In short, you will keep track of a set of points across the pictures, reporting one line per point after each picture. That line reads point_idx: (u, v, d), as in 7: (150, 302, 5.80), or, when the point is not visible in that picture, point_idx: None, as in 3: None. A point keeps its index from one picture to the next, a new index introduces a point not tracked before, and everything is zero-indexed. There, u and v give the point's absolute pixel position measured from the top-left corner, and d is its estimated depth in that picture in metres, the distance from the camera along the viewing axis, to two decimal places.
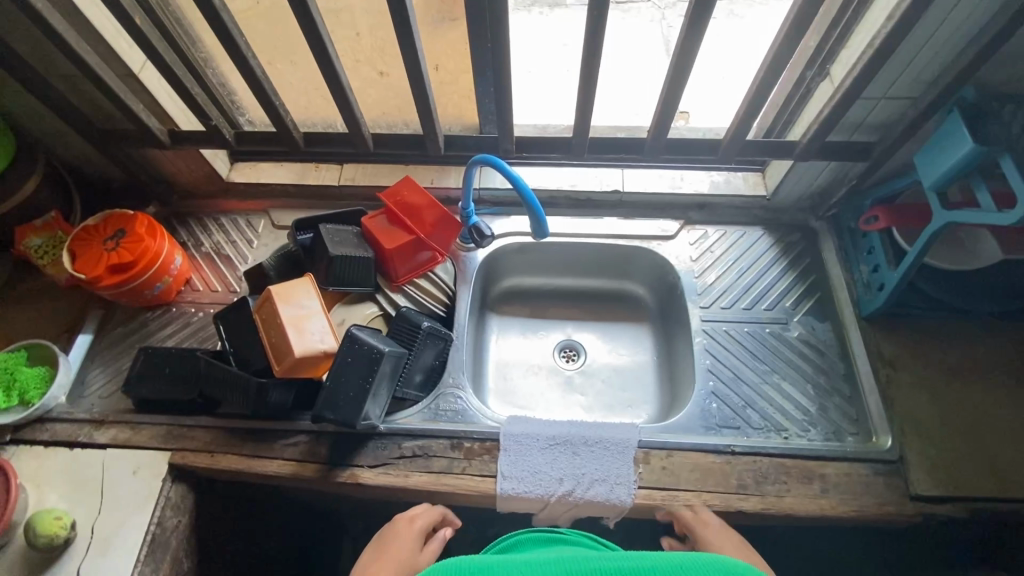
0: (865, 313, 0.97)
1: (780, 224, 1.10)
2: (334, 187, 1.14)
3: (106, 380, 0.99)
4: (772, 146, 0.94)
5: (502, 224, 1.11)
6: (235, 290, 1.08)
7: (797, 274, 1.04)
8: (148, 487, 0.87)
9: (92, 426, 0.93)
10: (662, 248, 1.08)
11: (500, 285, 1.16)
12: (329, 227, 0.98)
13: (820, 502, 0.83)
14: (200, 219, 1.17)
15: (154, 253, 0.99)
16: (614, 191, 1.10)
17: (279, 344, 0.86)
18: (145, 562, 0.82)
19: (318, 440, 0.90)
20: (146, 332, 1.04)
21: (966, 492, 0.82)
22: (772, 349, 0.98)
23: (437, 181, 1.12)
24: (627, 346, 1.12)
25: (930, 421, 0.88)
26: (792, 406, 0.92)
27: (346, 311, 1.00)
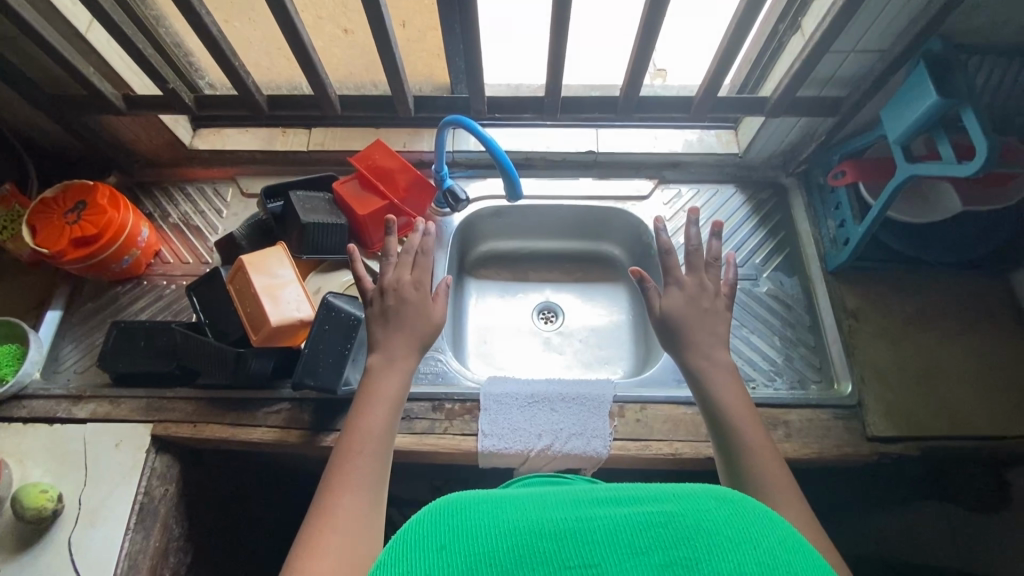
0: (830, 268, 1.00)
1: (752, 182, 1.11)
2: (303, 152, 1.11)
3: (81, 356, 0.98)
4: (743, 102, 0.94)
5: (477, 187, 1.10)
6: (207, 262, 1.06)
7: (766, 231, 1.07)
8: (133, 459, 0.88)
9: (70, 402, 0.92)
10: (636, 207, 1.09)
11: (477, 249, 1.17)
12: (300, 194, 0.97)
13: (784, 446, 0.87)
14: (166, 189, 1.13)
15: (119, 225, 0.96)
16: (589, 151, 1.09)
17: (254, 314, 0.86)
18: (136, 529, 0.84)
19: (300, 406, 0.91)
20: (118, 306, 1.02)
21: (918, 432, 0.88)
22: (742, 305, 1.01)
23: (409, 144, 1.09)
24: (603, 306, 1.14)
25: (887, 367, 0.93)
26: (759, 358, 0.96)
27: (322, 279, 1.00)
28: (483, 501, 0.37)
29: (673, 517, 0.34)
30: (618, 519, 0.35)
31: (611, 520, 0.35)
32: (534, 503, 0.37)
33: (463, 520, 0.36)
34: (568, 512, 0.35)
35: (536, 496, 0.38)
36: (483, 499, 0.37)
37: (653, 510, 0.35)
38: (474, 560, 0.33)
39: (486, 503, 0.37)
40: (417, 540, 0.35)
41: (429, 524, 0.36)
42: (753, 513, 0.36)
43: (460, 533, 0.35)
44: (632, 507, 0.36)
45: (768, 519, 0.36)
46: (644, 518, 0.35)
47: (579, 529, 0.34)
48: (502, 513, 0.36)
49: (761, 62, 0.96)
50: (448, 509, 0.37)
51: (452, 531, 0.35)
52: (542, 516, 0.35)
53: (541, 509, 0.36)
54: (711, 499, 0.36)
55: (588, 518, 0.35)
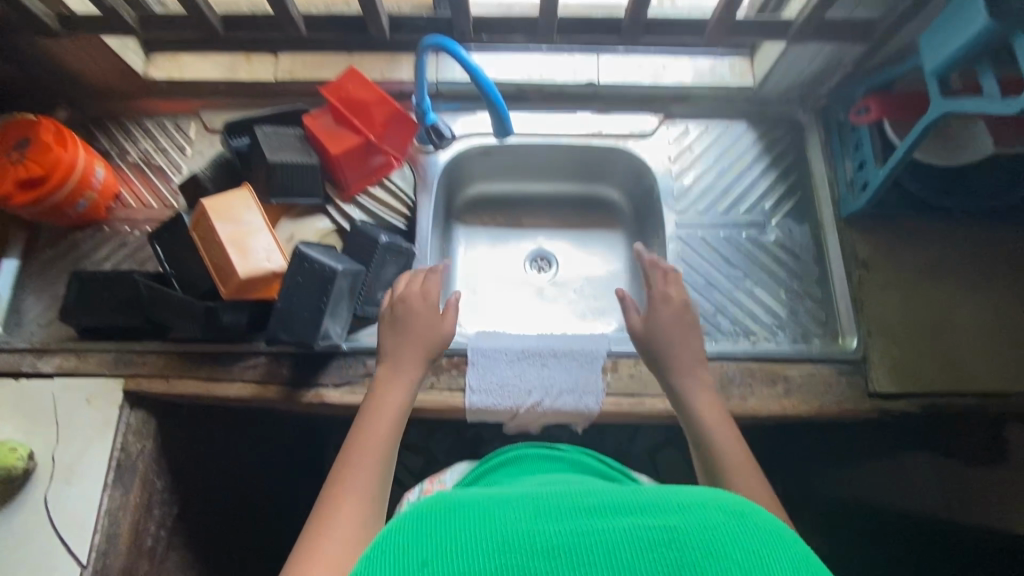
0: (844, 215, 0.93)
1: (766, 119, 1.02)
2: (271, 82, 1.00)
3: (43, 307, 0.92)
4: (764, 25, 0.83)
5: (464, 123, 1.01)
6: (172, 206, 0.98)
7: (779, 173, 0.99)
8: (105, 415, 0.84)
9: (35, 355, 0.88)
10: (639, 147, 1.00)
11: (465, 192, 1.08)
12: (266, 130, 0.87)
13: (783, 403, 0.84)
14: (123, 125, 1.03)
15: (67, 166, 0.87)
16: (588, 82, 0.98)
17: (222, 265, 0.79)
18: (115, 485, 0.82)
19: (278, 361, 0.86)
20: (78, 254, 0.95)
21: (920, 387, 0.84)
22: (747, 254, 0.95)
23: (388, 73, 0.98)
24: (600, 254, 1.08)
25: (896, 321, 0.88)
26: (762, 310, 0.91)
27: (295, 226, 0.92)
28: (479, 508, 0.37)
29: (675, 537, 0.34)
30: (617, 535, 0.34)
31: (611, 536, 0.34)
32: (532, 512, 0.36)
33: (457, 529, 0.35)
34: (567, 525, 0.35)
35: (534, 506, 0.37)
36: (481, 508, 0.37)
37: (654, 526, 0.35)
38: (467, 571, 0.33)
39: (484, 511, 0.37)
40: (408, 544, 0.35)
41: (421, 528, 0.36)
42: (758, 531, 0.35)
43: (452, 542, 0.34)
44: (634, 521, 0.35)
45: (771, 538, 0.35)
46: (644, 535, 0.34)
47: (577, 544, 0.34)
48: (499, 523, 0.35)
49: None
50: (442, 514, 0.37)
51: (445, 540, 0.35)
52: (539, 528, 0.35)
53: (540, 522, 0.35)
54: (714, 514, 0.36)
55: (587, 533, 0.34)
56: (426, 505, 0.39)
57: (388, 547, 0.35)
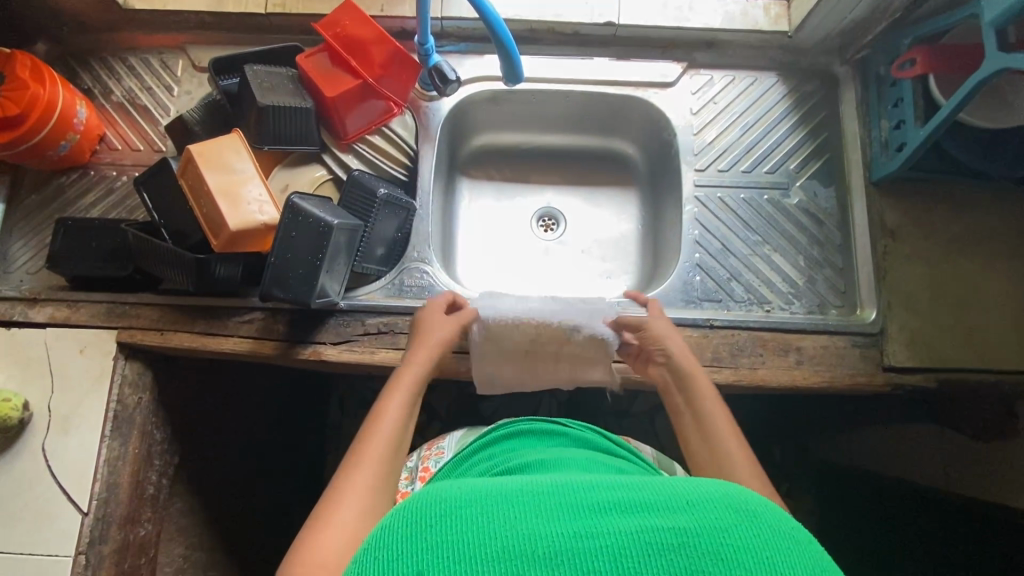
0: (875, 178, 0.87)
1: (798, 70, 0.94)
2: (261, 16, 0.92)
3: (32, 255, 0.89)
4: None
5: (470, 66, 0.93)
6: (160, 150, 0.93)
7: (807, 130, 0.92)
8: (100, 366, 0.83)
9: (25, 304, 0.85)
10: (658, 97, 0.93)
11: (470, 144, 1.02)
12: (256, 69, 0.81)
13: (793, 374, 0.81)
14: (104, 60, 0.96)
15: (46, 103, 0.82)
16: (607, 24, 0.90)
17: (211, 215, 0.75)
18: (112, 436, 0.81)
19: (275, 316, 0.83)
20: (64, 200, 0.91)
21: (936, 363, 0.81)
22: (767, 218, 0.89)
23: (387, 7, 0.90)
24: (611, 214, 1.03)
25: (918, 292, 0.84)
26: (779, 278, 0.87)
27: (289, 176, 0.87)
28: (479, 505, 0.37)
29: (683, 540, 0.33)
30: (622, 539, 0.33)
31: (615, 540, 0.33)
32: (534, 513, 0.36)
33: (457, 528, 0.35)
34: (571, 526, 0.34)
35: (536, 504, 0.36)
36: (484, 506, 0.36)
37: (661, 528, 0.34)
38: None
39: (485, 508, 0.36)
40: (408, 541, 0.35)
41: (421, 522, 0.36)
42: (771, 536, 0.34)
43: (451, 542, 0.34)
44: (639, 522, 0.34)
45: (785, 542, 0.34)
46: (650, 539, 0.33)
47: (579, 548, 0.33)
48: (500, 523, 0.35)
49: None
50: (443, 508, 0.37)
51: (445, 538, 0.34)
52: (541, 531, 0.34)
53: (543, 521, 0.35)
54: (724, 515, 0.35)
55: (590, 535, 0.34)
56: (426, 497, 0.38)
57: (389, 541, 0.35)
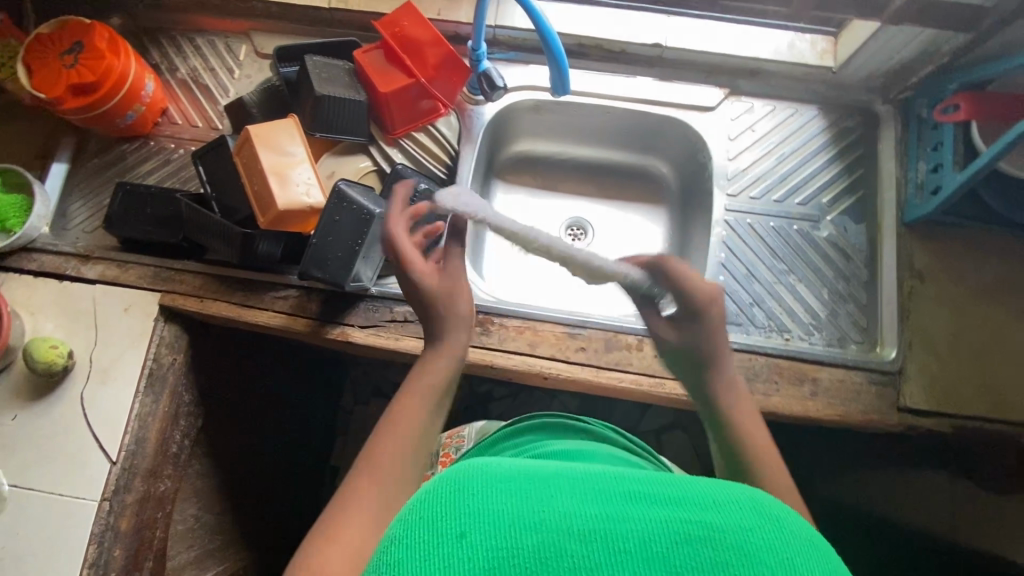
0: (907, 219, 0.87)
1: (840, 106, 0.94)
2: (325, 10, 0.96)
3: (89, 215, 0.95)
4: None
5: (517, 74, 0.96)
6: (217, 127, 0.98)
7: (844, 166, 0.93)
8: (141, 325, 0.87)
9: (79, 260, 0.90)
10: (698, 120, 0.94)
11: (509, 149, 1.05)
12: (315, 60, 0.85)
13: (806, 404, 0.81)
14: (174, 39, 1.01)
15: (119, 75, 0.87)
16: (655, 44, 0.93)
17: (261, 193, 0.79)
18: (145, 392, 0.86)
19: (309, 296, 0.87)
20: (124, 166, 0.96)
21: (953, 409, 0.81)
22: (795, 248, 0.90)
23: (444, 12, 0.94)
24: (640, 229, 1.05)
25: (940, 336, 0.84)
26: (801, 308, 0.88)
27: (335, 163, 0.91)
28: (519, 479, 0.39)
29: (710, 534, 0.35)
30: (652, 527, 0.35)
31: (645, 527, 0.35)
32: (570, 494, 0.38)
33: (498, 497, 0.37)
34: (604, 509, 0.36)
35: (572, 485, 0.39)
36: (520, 483, 0.38)
37: (690, 521, 0.36)
38: (506, 543, 0.35)
39: (524, 483, 0.39)
40: (452, 505, 0.37)
41: (465, 488, 0.38)
42: (792, 538, 0.36)
43: (493, 510, 0.37)
44: (668, 513, 0.36)
45: (806, 547, 0.36)
46: (679, 530, 0.35)
47: (611, 531, 0.35)
48: (539, 498, 0.37)
49: None
50: (482, 480, 0.39)
51: (487, 507, 0.37)
52: (576, 509, 0.36)
53: (577, 502, 0.37)
54: (751, 515, 0.36)
55: (622, 520, 0.36)
56: (468, 466, 0.41)
57: (434, 503, 0.38)
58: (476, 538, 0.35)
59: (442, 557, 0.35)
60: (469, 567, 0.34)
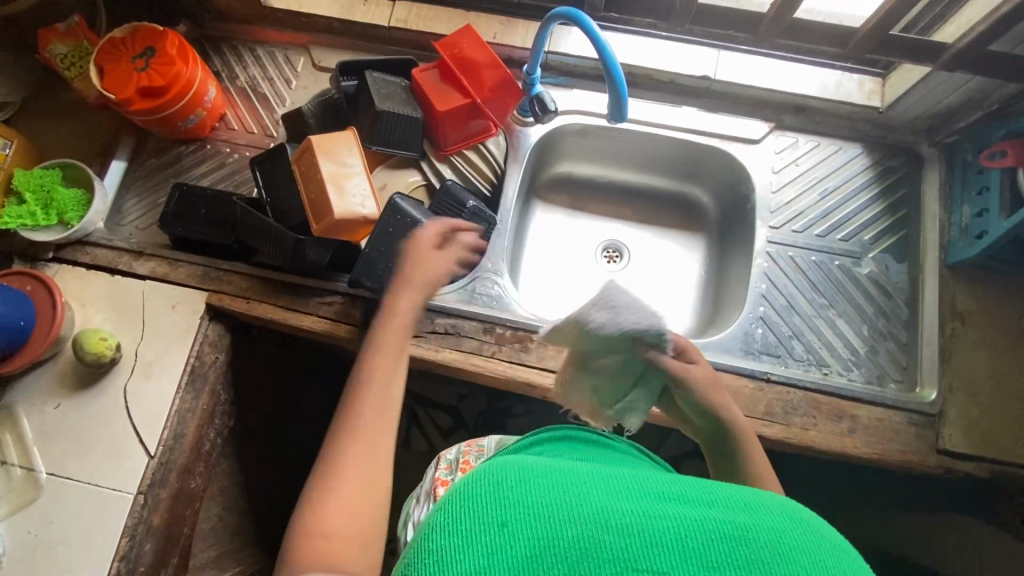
0: (951, 261, 0.88)
1: (884, 145, 0.96)
2: (384, 28, 1.00)
3: (143, 212, 0.97)
4: (913, 44, 0.79)
5: (566, 99, 0.98)
6: (272, 135, 1.01)
7: (887, 205, 0.94)
8: (188, 323, 0.89)
9: (131, 256, 0.93)
10: (743, 152, 0.96)
11: (551, 170, 1.07)
12: (376, 76, 0.88)
13: (844, 441, 0.81)
14: (235, 48, 1.05)
15: (186, 80, 0.90)
16: (704, 77, 0.95)
17: (318, 201, 0.81)
18: (186, 389, 0.87)
19: (353, 303, 0.89)
20: (180, 167, 0.99)
21: (993, 454, 0.80)
22: (836, 283, 0.91)
23: (500, 36, 0.97)
24: (677, 255, 1.06)
25: (981, 380, 0.84)
26: (840, 343, 0.88)
27: (389, 176, 0.93)
28: (553, 479, 0.42)
29: (746, 533, 0.36)
30: (687, 523, 0.37)
31: (680, 523, 0.37)
32: (601, 494, 0.40)
33: (536, 492, 0.40)
34: (639, 508, 0.39)
35: (605, 487, 0.41)
36: (554, 482, 0.41)
37: (724, 521, 0.37)
38: (545, 532, 0.37)
39: (560, 483, 0.41)
40: (491, 498, 0.40)
41: (501, 482, 0.41)
42: (823, 544, 0.37)
43: (530, 504, 0.39)
44: (703, 514, 0.38)
45: (838, 554, 0.37)
46: (714, 528, 0.37)
47: (648, 524, 0.37)
48: (574, 495, 0.40)
49: None
50: (519, 477, 0.42)
51: (526, 500, 0.40)
52: (612, 507, 0.39)
53: (611, 501, 0.39)
54: (781, 520, 0.38)
55: (657, 517, 0.38)
56: (502, 465, 0.44)
57: (475, 494, 0.41)
58: (517, 526, 0.38)
59: (485, 543, 0.37)
60: (510, 552, 0.36)
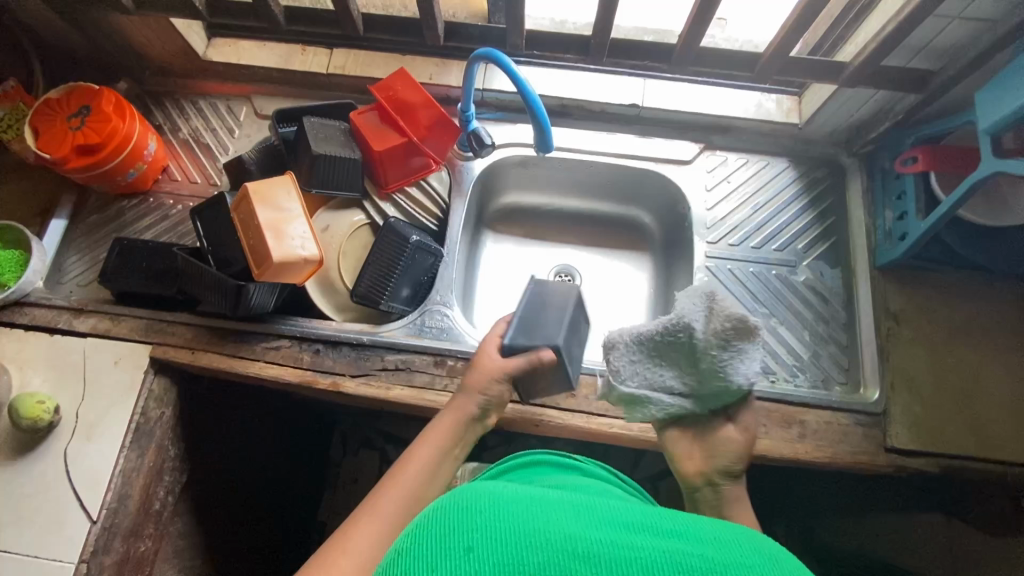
0: (879, 263, 0.91)
1: (808, 158, 1.01)
2: (322, 75, 1.02)
3: (84, 269, 0.96)
4: (817, 65, 0.84)
5: (504, 132, 1.02)
6: (215, 184, 1.01)
7: (816, 214, 0.98)
8: (131, 378, 0.87)
9: (71, 314, 0.91)
10: (676, 173, 1.00)
11: (498, 201, 1.09)
12: (313, 121, 0.90)
13: (795, 447, 0.82)
14: (177, 102, 1.06)
15: (124, 136, 0.91)
16: (632, 104, 0.99)
17: (257, 247, 0.81)
18: (131, 448, 0.84)
19: (301, 346, 0.88)
20: (122, 222, 0.99)
21: (940, 448, 0.82)
22: (775, 292, 0.94)
23: (436, 77, 1.01)
24: (625, 275, 1.08)
25: (921, 376, 0.86)
26: (785, 350, 0.90)
27: (331, 217, 0.95)
28: (528, 502, 0.40)
29: (711, 567, 0.35)
30: (655, 555, 0.36)
31: (649, 554, 0.36)
32: (577, 519, 0.39)
33: (508, 517, 0.38)
34: (607, 536, 0.37)
35: (577, 512, 0.40)
36: (527, 506, 0.39)
37: (692, 555, 0.36)
38: (512, 557, 0.35)
39: (534, 507, 0.39)
40: (457, 525, 0.38)
41: (474, 506, 0.39)
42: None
43: (502, 528, 0.37)
44: (672, 545, 0.37)
45: None
46: (681, 561, 0.35)
47: (617, 553, 0.35)
48: (546, 519, 0.38)
49: (843, 20, 0.85)
50: (491, 500, 0.40)
51: (493, 525, 0.37)
52: (582, 533, 0.37)
53: (583, 528, 0.38)
54: (748, 555, 0.37)
55: (627, 546, 0.36)
56: (475, 488, 0.42)
57: (447, 518, 0.39)
58: (484, 551, 0.36)
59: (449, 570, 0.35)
60: None
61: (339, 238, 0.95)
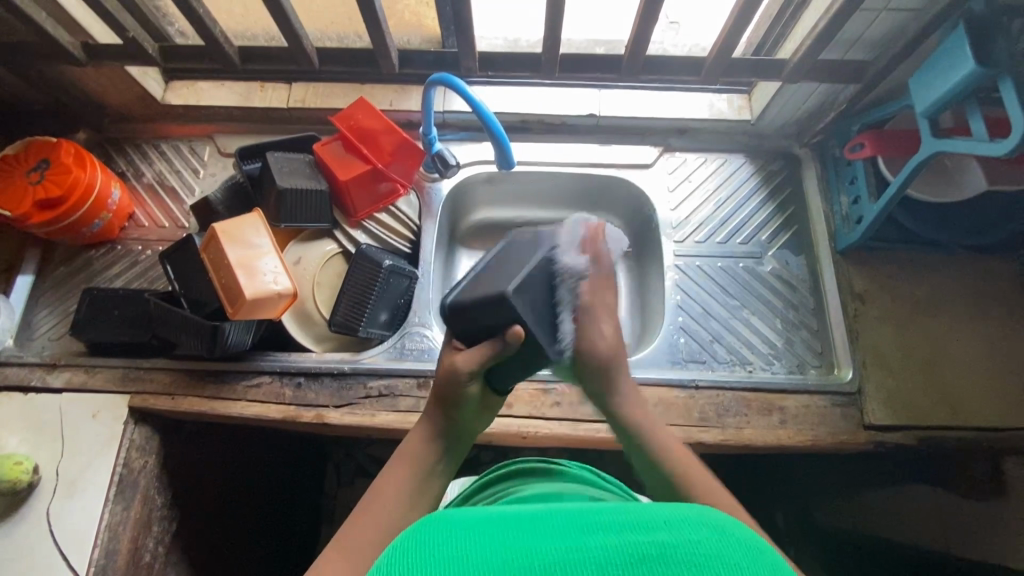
0: (840, 248, 0.94)
1: (762, 152, 1.04)
2: (283, 109, 1.04)
3: (54, 322, 0.95)
4: (760, 63, 0.88)
5: (468, 151, 1.04)
6: (184, 226, 1.01)
7: (775, 205, 1.01)
8: (111, 430, 0.86)
9: (44, 370, 0.89)
10: (638, 178, 1.03)
11: (470, 218, 1.11)
12: (277, 156, 0.90)
13: (778, 432, 0.84)
14: (138, 146, 1.06)
15: (86, 186, 0.90)
16: (590, 115, 1.02)
17: (229, 286, 0.81)
18: (116, 501, 0.83)
19: (281, 380, 0.88)
20: (92, 272, 0.98)
21: (914, 420, 0.85)
22: (744, 284, 0.96)
23: (395, 102, 1.04)
24: None
25: (891, 352, 0.89)
26: (758, 340, 0.92)
27: (302, 249, 0.96)
28: (481, 523, 0.37)
29: (663, 551, 0.34)
30: (609, 551, 0.34)
31: (601, 551, 0.34)
32: (530, 533, 0.36)
33: (456, 548, 0.35)
34: (562, 542, 0.35)
35: (530, 525, 0.38)
36: (477, 531, 0.37)
37: (644, 542, 0.35)
38: None
39: (485, 531, 0.37)
40: (412, 555, 0.35)
41: (426, 537, 0.36)
42: (739, 545, 0.35)
43: (456, 557, 0.34)
44: (621, 537, 0.35)
45: (757, 554, 0.34)
46: (634, 551, 0.34)
47: (570, 560, 0.33)
48: (499, 540, 0.36)
49: (779, 20, 0.89)
50: (443, 530, 0.37)
51: (446, 552, 0.35)
52: (537, 542, 0.35)
53: (535, 542, 0.35)
54: (696, 530, 0.36)
55: (578, 550, 0.34)
56: (427, 520, 0.39)
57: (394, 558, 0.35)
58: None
59: None
60: None
61: (312, 270, 0.96)
